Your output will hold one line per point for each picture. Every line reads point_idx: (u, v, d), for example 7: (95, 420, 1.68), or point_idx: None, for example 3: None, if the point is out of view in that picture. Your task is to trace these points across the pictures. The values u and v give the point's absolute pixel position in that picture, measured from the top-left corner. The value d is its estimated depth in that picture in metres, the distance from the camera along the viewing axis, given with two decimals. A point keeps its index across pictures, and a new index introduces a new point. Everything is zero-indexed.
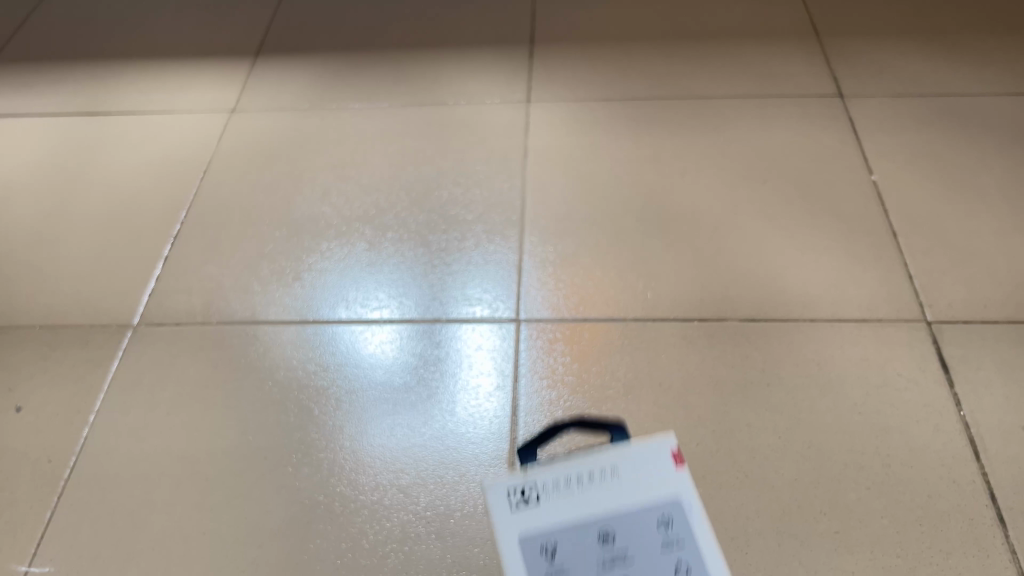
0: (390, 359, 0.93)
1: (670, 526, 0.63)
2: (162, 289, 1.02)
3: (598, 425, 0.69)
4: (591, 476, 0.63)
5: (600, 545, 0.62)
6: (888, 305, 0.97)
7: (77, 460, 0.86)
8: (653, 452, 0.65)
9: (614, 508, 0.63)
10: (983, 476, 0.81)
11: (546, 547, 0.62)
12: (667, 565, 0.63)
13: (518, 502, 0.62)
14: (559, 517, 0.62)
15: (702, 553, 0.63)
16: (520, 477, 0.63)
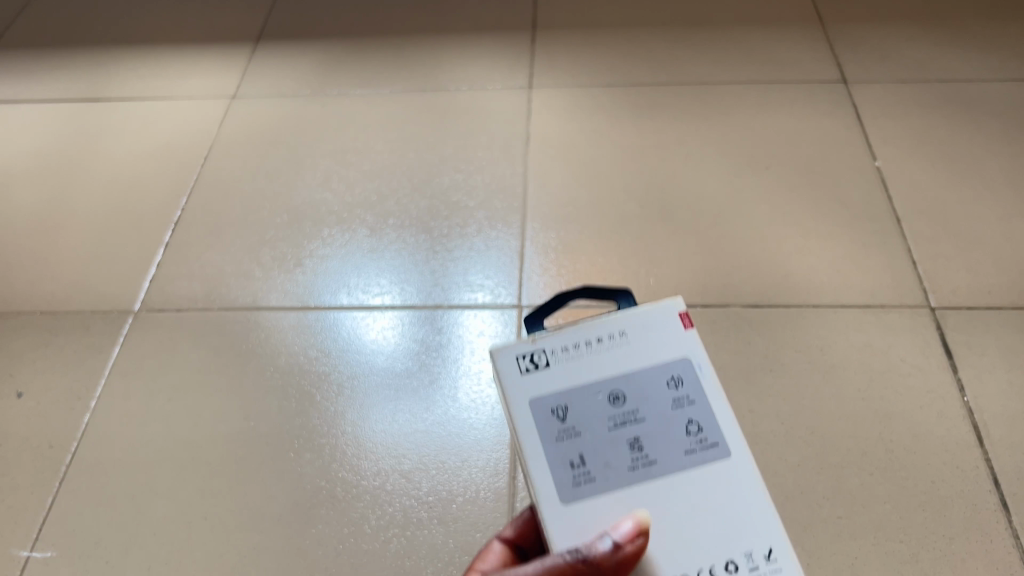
0: (392, 345, 0.93)
1: (682, 384, 0.55)
2: (163, 275, 1.02)
3: (604, 295, 0.63)
4: (600, 341, 0.56)
5: (611, 404, 0.54)
6: (892, 291, 0.96)
7: (79, 445, 0.86)
8: (659, 315, 0.56)
9: (628, 369, 0.55)
10: (987, 461, 0.81)
11: (557, 408, 0.54)
12: (680, 425, 0.54)
13: (527, 367, 0.55)
14: (572, 378, 0.55)
15: (718, 409, 0.54)
16: (528, 343, 0.55)
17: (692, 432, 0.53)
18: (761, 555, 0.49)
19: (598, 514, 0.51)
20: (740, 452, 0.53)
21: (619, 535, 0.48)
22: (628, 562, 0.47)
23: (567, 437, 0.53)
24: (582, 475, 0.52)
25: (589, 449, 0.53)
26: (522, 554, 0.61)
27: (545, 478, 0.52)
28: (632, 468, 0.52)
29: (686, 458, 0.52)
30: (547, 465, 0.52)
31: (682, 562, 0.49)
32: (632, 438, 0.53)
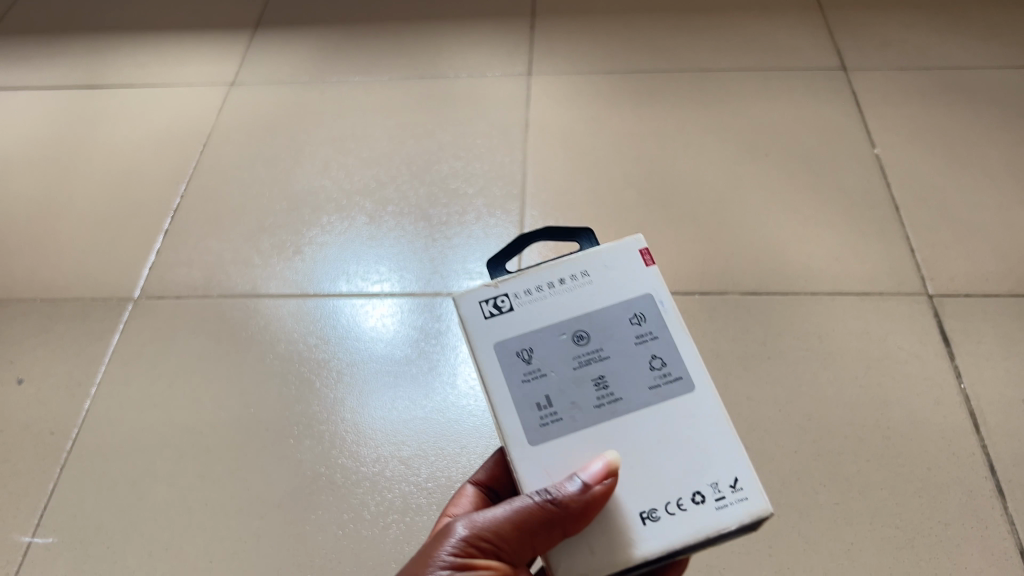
0: (391, 332, 0.93)
1: (645, 320, 0.54)
2: (162, 262, 1.02)
3: (566, 234, 0.62)
4: (564, 282, 0.55)
5: (575, 343, 0.53)
6: (890, 278, 0.96)
7: (79, 432, 0.86)
8: (622, 255, 0.56)
9: (591, 309, 0.54)
10: (983, 448, 0.82)
11: (522, 350, 0.53)
12: (644, 360, 0.52)
13: (490, 312, 0.54)
14: (536, 320, 0.54)
15: (682, 343, 0.53)
16: (492, 287, 0.55)
17: (656, 367, 0.52)
18: (725, 484, 0.48)
19: (563, 453, 0.50)
20: (704, 384, 0.51)
21: (588, 475, 0.47)
22: (596, 505, 0.46)
23: (532, 378, 0.52)
24: (548, 414, 0.51)
25: (553, 388, 0.52)
26: (497, 497, 0.62)
27: (510, 419, 0.51)
28: (597, 405, 0.51)
29: (650, 392, 0.51)
30: (512, 406, 0.51)
31: (647, 496, 0.48)
32: (596, 375, 0.52)
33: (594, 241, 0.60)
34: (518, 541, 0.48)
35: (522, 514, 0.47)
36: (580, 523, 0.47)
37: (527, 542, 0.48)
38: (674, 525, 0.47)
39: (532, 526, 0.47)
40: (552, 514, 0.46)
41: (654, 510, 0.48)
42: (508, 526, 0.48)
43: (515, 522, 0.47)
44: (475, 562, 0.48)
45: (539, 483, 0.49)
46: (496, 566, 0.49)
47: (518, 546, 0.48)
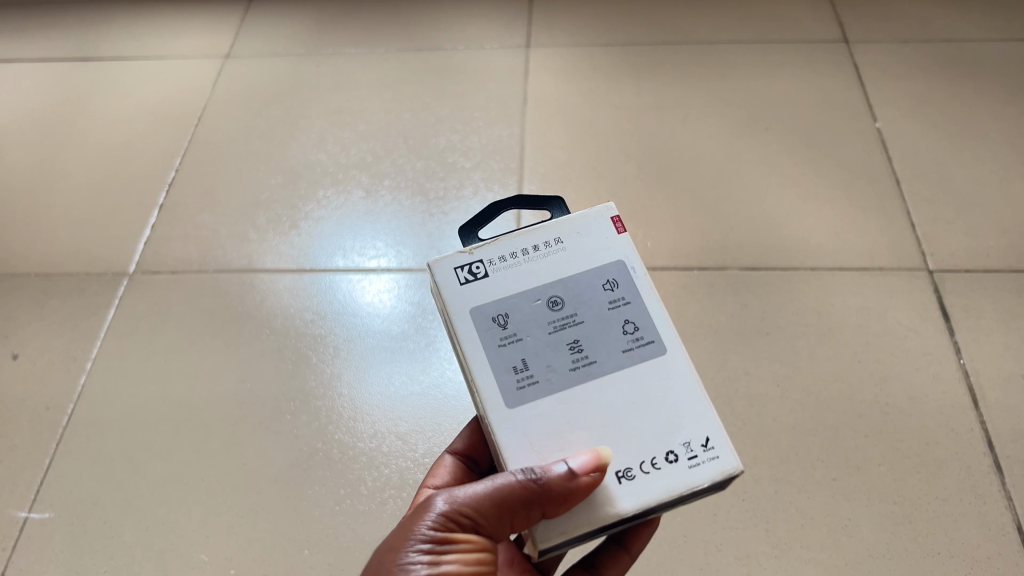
0: (388, 308, 0.92)
1: (619, 286, 0.52)
2: (157, 237, 1.01)
3: (534, 203, 0.61)
4: (537, 249, 0.53)
5: (550, 309, 0.51)
6: (891, 253, 0.96)
7: (75, 407, 0.86)
8: (594, 221, 0.54)
9: (565, 274, 0.52)
10: (982, 424, 0.81)
11: (498, 315, 0.51)
12: (617, 324, 0.51)
13: (465, 280, 0.52)
14: (511, 285, 0.52)
15: (655, 307, 0.51)
16: (466, 254, 0.53)
17: (629, 331, 0.51)
18: (698, 443, 0.47)
19: (540, 419, 0.48)
20: (677, 347, 0.50)
21: (576, 465, 0.45)
22: (580, 495, 0.45)
23: (508, 343, 0.50)
24: (523, 378, 0.49)
25: (529, 352, 0.50)
26: (473, 466, 0.63)
27: (486, 383, 0.49)
28: (573, 369, 0.49)
29: (624, 357, 0.50)
30: (487, 370, 0.49)
31: (622, 455, 0.47)
32: (570, 340, 0.50)
33: (564, 211, 0.60)
34: (496, 515, 0.47)
35: (503, 492, 0.46)
36: (563, 506, 0.45)
37: (506, 518, 0.47)
38: (649, 484, 0.46)
39: (511, 504, 0.46)
40: (535, 494, 0.44)
41: (629, 470, 0.46)
42: (488, 502, 0.47)
43: (496, 498, 0.46)
44: (456, 539, 0.48)
45: (516, 448, 0.47)
46: (476, 541, 0.48)
47: (498, 522, 0.48)
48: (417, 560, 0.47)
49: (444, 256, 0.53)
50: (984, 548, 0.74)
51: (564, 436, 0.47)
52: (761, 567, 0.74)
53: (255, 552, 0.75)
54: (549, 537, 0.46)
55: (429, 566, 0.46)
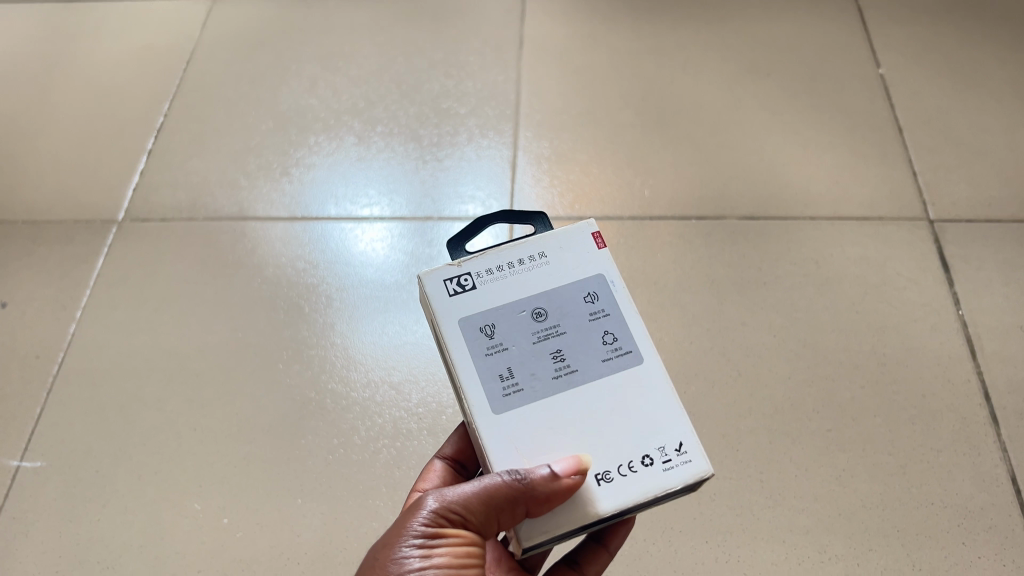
0: (381, 257, 0.91)
1: (599, 298, 0.51)
2: (146, 184, 1.00)
3: (521, 217, 0.58)
4: (521, 261, 0.52)
5: (534, 320, 0.50)
6: (891, 203, 0.94)
7: (65, 356, 0.85)
8: (575, 234, 0.53)
9: (549, 287, 0.51)
10: (979, 375, 0.81)
11: (485, 326, 0.49)
12: (596, 334, 0.50)
13: (453, 291, 0.50)
14: (497, 297, 0.50)
15: (632, 318, 0.50)
16: (454, 266, 0.51)
17: (608, 342, 0.50)
18: (671, 447, 0.47)
19: (525, 426, 0.47)
20: (653, 359, 0.49)
21: (558, 467, 0.44)
22: (561, 496, 0.44)
23: (495, 353, 0.49)
24: (509, 385, 0.48)
25: (514, 360, 0.49)
26: (463, 471, 0.61)
27: (471, 390, 0.48)
28: (555, 378, 0.48)
29: (603, 366, 0.49)
30: (473, 377, 0.48)
31: (600, 458, 0.46)
32: (553, 348, 0.49)
33: (550, 228, 0.57)
34: (487, 516, 0.46)
35: (491, 491, 0.45)
36: (546, 506, 0.44)
37: (495, 516, 0.46)
38: (625, 487, 0.46)
39: (499, 502, 0.45)
40: (518, 493, 0.44)
41: (607, 472, 0.46)
42: (476, 501, 0.46)
43: (486, 499, 0.45)
44: (446, 533, 0.47)
45: (501, 452, 0.46)
46: (465, 535, 0.47)
47: (487, 519, 0.46)
48: (409, 554, 0.46)
49: (432, 268, 0.51)
50: (978, 498, 0.74)
51: (549, 444, 0.47)
52: (754, 517, 0.73)
53: (247, 501, 0.75)
54: (533, 535, 0.45)
55: (422, 560, 0.46)
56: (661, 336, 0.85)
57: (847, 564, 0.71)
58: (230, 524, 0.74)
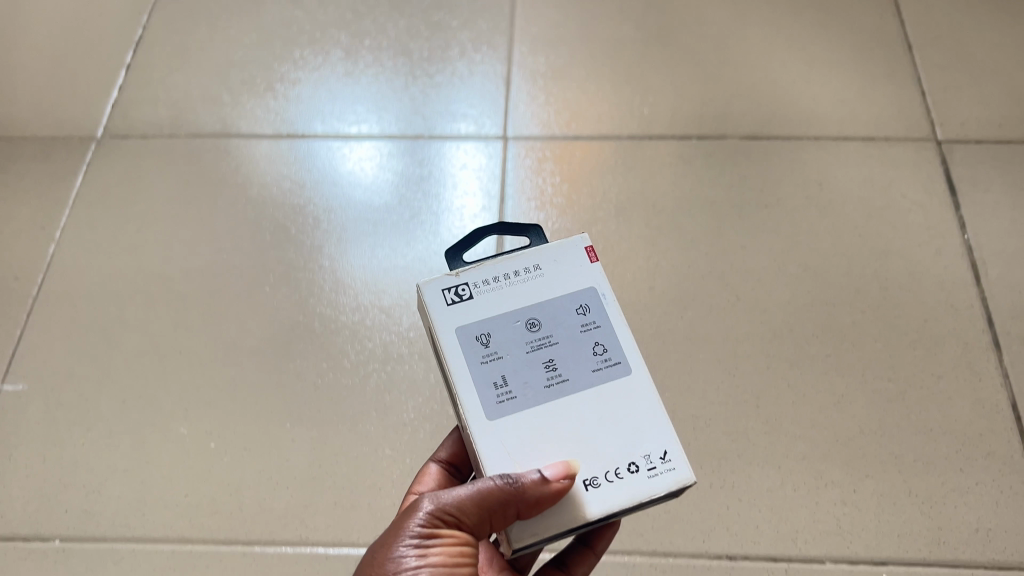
0: (370, 177, 0.89)
1: (591, 310, 0.50)
2: (126, 100, 0.96)
3: (518, 229, 0.56)
4: (517, 273, 0.50)
5: (528, 330, 0.48)
6: (898, 123, 0.91)
7: (45, 277, 0.83)
8: (569, 248, 0.51)
9: (543, 298, 0.49)
10: (982, 301, 0.79)
11: (480, 334, 0.48)
12: (587, 345, 0.48)
13: (450, 301, 0.49)
14: (493, 306, 0.49)
15: (623, 330, 0.49)
16: (452, 276, 0.50)
17: (599, 353, 0.48)
18: (656, 455, 0.46)
19: (518, 433, 0.46)
20: (643, 370, 0.48)
21: (548, 471, 0.43)
22: (551, 501, 0.43)
23: (489, 360, 0.47)
24: (503, 392, 0.47)
25: (508, 368, 0.47)
26: (460, 474, 0.59)
27: (464, 396, 0.46)
28: (547, 387, 0.47)
29: (593, 376, 0.47)
30: (466, 383, 0.47)
31: (588, 465, 0.45)
32: (546, 357, 0.48)
33: (546, 241, 0.54)
34: (482, 520, 0.44)
35: (483, 495, 0.43)
36: (535, 510, 0.43)
37: (487, 520, 0.44)
38: (611, 494, 0.44)
39: (491, 505, 0.43)
40: (511, 497, 0.43)
41: (595, 477, 0.45)
42: (470, 505, 0.44)
43: (479, 502, 0.44)
44: (441, 533, 0.45)
45: (493, 458, 0.45)
46: (461, 536, 0.45)
47: (481, 521, 0.44)
48: (406, 554, 0.44)
49: (430, 278, 0.50)
50: (977, 425, 0.73)
51: (540, 450, 0.45)
52: (750, 443, 0.72)
53: (234, 425, 0.74)
54: (523, 537, 0.44)
55: (417, 559, 0.44)
56: (658, 259, 0.83)
57: (843, 491, 0.70)
58: (217, 449, 0.73)
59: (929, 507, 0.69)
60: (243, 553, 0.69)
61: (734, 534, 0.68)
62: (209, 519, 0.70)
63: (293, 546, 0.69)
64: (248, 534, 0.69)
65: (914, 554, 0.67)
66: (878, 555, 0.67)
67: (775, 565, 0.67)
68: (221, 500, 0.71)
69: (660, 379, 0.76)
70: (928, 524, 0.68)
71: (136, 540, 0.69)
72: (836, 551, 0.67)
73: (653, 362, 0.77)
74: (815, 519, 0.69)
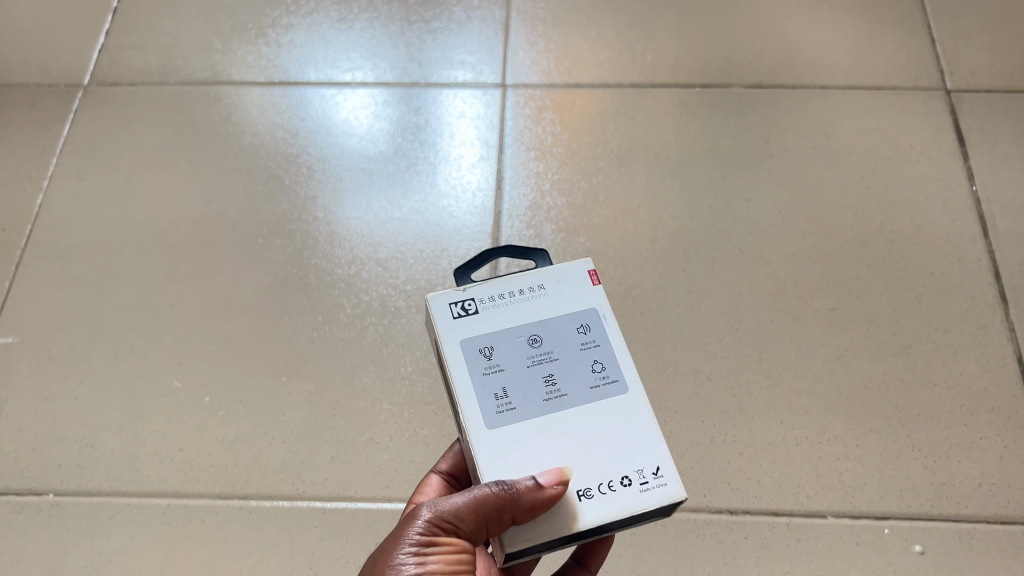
0: (364, 127, 0.86)
1: (592, 330, 0.48)
2: (113, 46, 0.93)
3: (524, 253, 0.53)
4: (521, 292, 0.49)
5: (530, 345, 0.47)
6: (907, 71, 0.89)
7: (33, 228, 0.81)
8: (572, 269, 0.50)
9: (545, 316, 0.48)
10: (990, 254, 0.78)
11: (482, 346, 0.47)
12: (586, 363, 0.47)
13: (455, 314, 0.48)
14: (496, 322, 0.48)
15: (623, 350, 0.48)
16: (458, 290, 0.49)
17: (598, 371, 0.47)
18: (649, 470, 0.44)
19: (516, 445, 0.44)
20: (641, 389, 0.47)
21: (543, 478, 0.42)
22: (545, 506, 0.42)
23: (490, 372, 0.46)
24: (502, 403, 0.45)
25: (508, 380, 0.46)
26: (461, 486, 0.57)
27: (463, 405, 0.45)
28: (546, 401, 0.45)
29: (591, 392, 0.46)
30: (466, 392, 0.45)
31: (582, 477, 0.44)
32: (545, 372, 0.46)
33: (549, 263, 0.52)
34: (480, 527, 0.43)
35: (480, 502, 0.42)
36: (530, 516, 0.42)
37: (483, 527, 0.43)
38: (604, 507, 0.43)
39: (486, 511, 0.42)
40: (505, 503, 0.41)
41: (588, 489, 0.43)
42: (466, 511, 0.43)
43: (475, 509, 0.42)
44: (439, 541, 0.44)
45: (489, 467, 0.44)
46: (459, 543, 0.44)
47: (478, 527, 0.43)
48: (405, 561, 0.43)
49: (438, 291, 0.49)
50: (983, 380, 0.72)
51: (536, 460, 0.44)
52: (752, 397, 0.71)
53: (229, 380, 0.73)
54: (515, 542, 0.42)
55: (415, 567, 0.43)
56: (660, 211, 0.81)
57: (846, 445, 0.69)
58: (211, 403, 0.72)
59: (932, 462, 0.69)
60: (239, 507, 0.68)
61: (736, 489, 0.68)
62: (205, 473, 0.69)
63: (290, 500, 0.68)
64: (245, 489, 0.69)
65: (917, 509, 0.67)
66: (880, 509, 0.67)
67: (776, 520, 0.66)
68: (216, 455, 0.70)
69: (661, 333, 0.74)
70: (931, 479, 0.68)
71: (131, 495, 0.68)
72: (838, 506, 0.67)
73: (655, 315, 0.75)
74: (817, 474, 0.68)
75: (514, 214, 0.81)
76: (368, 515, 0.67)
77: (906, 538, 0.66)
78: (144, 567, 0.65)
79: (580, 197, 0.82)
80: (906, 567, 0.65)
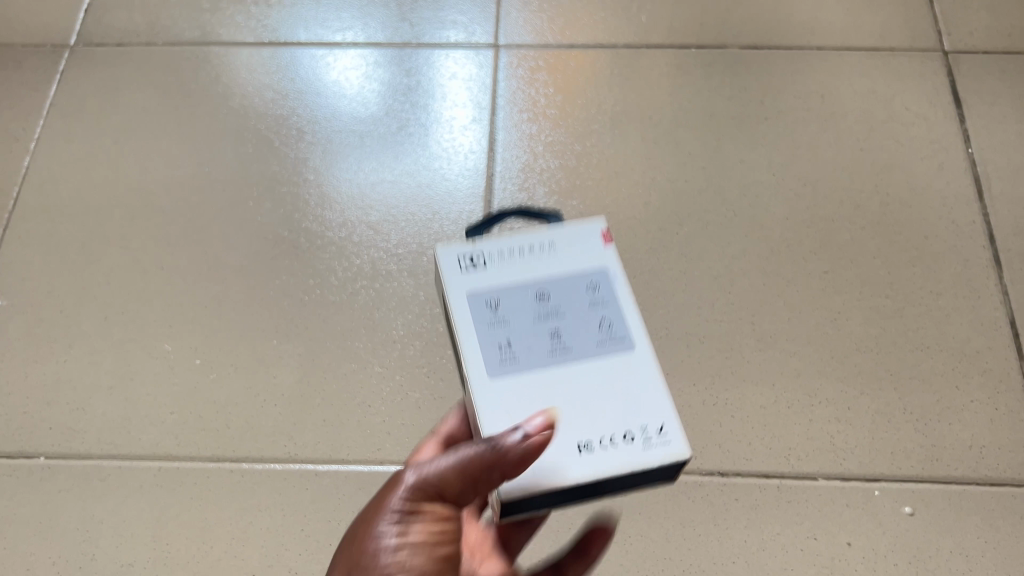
0: (355, 88, 0.85)
1: (598, 290, 0.50)
2: (99, 5, 0.92)
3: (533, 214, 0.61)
4: (529, 252, 0.51)
5: (537, 302, 0.49)
6: (904, 32, 0.88)
7: (21, 190, 0.80)
8: (582, 230, 0.52)
9: (553, 274, 0.50)
10: (984, 217, 0.77)
11: (489, 301, 0.48)
12: (592, 321, 0.48)
13: (464, 265, 0.49)
14: (503, 276, 0.49)
15: (630, 312, 0.49)
16: (469, 245, 0.50)
17: (604, 329, 0.48)
18: (651, 426, 0.44)
19: (518, 397, 0.45)
20: (646, 348, 0.47)
21: (531, 427, 0.42)
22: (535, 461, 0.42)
23: (496, 325, 0.47)
24: (506, 354, 0.46)
25: (512, 334, 0.47)
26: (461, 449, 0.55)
27: (469, 355, 0.46)
28: (551, 354, 0.47)
29: (596, 350, 0.47)
30: (472, 343, 0.47)
31: (582, 430, 0.44)
32: (551, 328, 0.48)
33: None
34: (468, 485, 0.43)
35: (469, 458, 0.42)
36: (520, 470, 0.42)
37: (473, 484, 0.43)
38: (602, 460, 0.43)
39: (476, 468, 0.42)
40: (495, 461, 0.41)
41: (588, 442, 0.44)
42: (454, 470, 0.43)
43: (464, 465, 0.43)
44: (422, 510, 0.44)
45: (490, 418, 0.45)
46: (443, 509, 0.45)
47: (467, 485, 0.43)
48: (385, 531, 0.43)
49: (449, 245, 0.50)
50: (975, 343, 0.72)
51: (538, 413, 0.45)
52: (744, 361, 0.71)
53: (220, 343, 0.73)
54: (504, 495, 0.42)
55: (398, 537, 0.43)
56: (653, 173, 0.80)
57: (837, 408, 0.69)
58: (202, 366, 0.72)
59: (923, 425, 0.69)
60: (232, 470, 0.68)
61: (727, 451, 0.68)
62: (196, 437, 0.69)
63: (282, 463, 0.68)
64: (237, 452, 0.69)
65: (907, 471, 0.67)
66: (871, 472, 0.67)
67: (767, 482, 0.67)
68: (207, 418, 0.70)
69: (655, 296, 0.74)
70: (921, 441, 0.68)
71: (123, 458, 0.68)
72: (828, 468, 0.67)
73: (647, 278, 0.75)
74: (808, 436, 0.68)
75: (507, 176, 0.80)
76: (360, 478, 0.67)
77: (896, 500, 0.66)
78: (137, 529, 0.66)
79: (574, 159, 0.81)
80: (895, 528, 0.65)
